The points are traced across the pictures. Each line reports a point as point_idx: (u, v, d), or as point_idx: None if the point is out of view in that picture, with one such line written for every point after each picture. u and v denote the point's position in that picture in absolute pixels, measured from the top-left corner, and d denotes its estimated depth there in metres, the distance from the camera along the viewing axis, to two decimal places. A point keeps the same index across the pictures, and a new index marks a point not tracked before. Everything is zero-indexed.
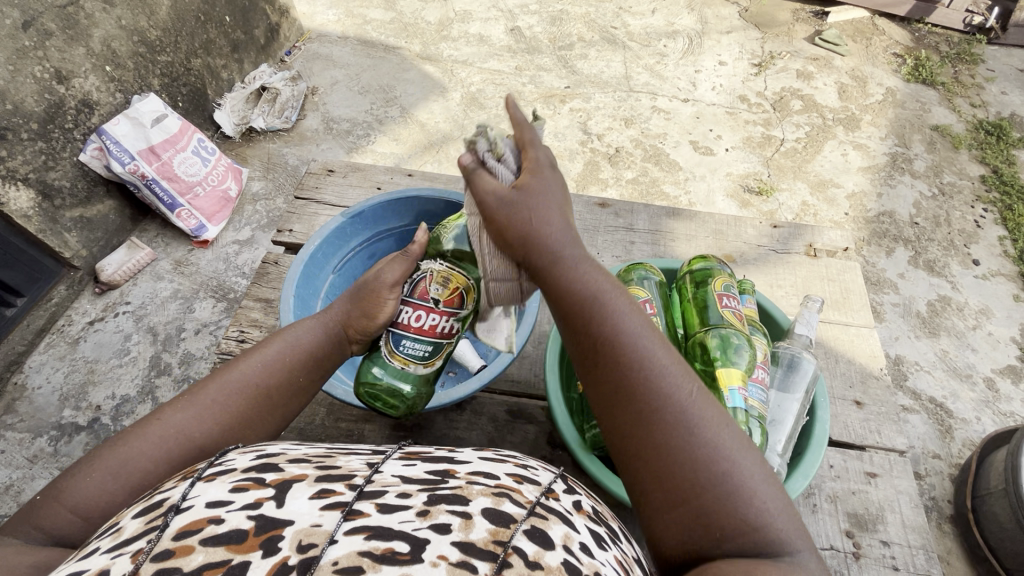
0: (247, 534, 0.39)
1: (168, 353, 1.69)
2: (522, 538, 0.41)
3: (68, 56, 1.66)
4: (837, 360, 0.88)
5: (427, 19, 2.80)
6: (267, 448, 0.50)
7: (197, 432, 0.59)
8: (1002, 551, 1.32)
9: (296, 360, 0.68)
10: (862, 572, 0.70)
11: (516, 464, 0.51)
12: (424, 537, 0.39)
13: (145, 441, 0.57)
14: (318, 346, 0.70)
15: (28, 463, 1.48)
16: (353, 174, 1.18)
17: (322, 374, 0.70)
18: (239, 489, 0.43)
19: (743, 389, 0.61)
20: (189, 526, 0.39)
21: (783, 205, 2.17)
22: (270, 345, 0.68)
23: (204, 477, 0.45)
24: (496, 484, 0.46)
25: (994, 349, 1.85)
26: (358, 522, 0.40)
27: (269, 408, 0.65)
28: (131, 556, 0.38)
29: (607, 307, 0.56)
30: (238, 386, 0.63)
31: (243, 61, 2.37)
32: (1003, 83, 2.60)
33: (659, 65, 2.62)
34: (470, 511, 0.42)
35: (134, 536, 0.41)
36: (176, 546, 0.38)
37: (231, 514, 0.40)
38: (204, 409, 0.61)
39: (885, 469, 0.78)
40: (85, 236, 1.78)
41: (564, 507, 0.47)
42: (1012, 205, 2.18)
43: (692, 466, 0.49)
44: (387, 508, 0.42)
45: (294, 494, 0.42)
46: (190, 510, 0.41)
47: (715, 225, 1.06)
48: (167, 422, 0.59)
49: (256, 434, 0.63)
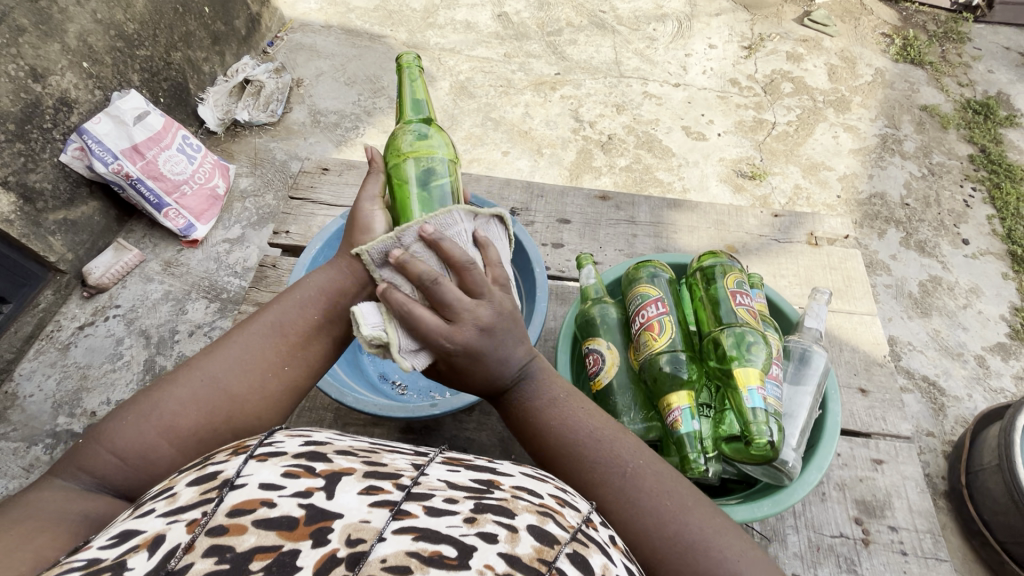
0: (298, 522, 0.39)
1: (162, 356, 1.66)
2: (565, 561, 0.41)
3: (43, 53, 1.60)
4: (841, 349, 0.89)
5: (412, 7, 2.74)
6: (313, 435, 0.49)
7: (224, 375, 0.60)
8: (995, 525, 1.35)
9: (311, 299, 0.66)
10: (872, 557, 0.72)
11: (557, 486, 0.50)
12: (472, 544, 0.39)
13: (175, 386, 0.58)
14: (335, 287, 0.67)
15: (24, 472, 1.46)
16: (348, 172, 1.15)
17: (342, 311, 0.67)
18: (290, 475, 0.42)
19: (761, 388, 0.61)
20: (243, 505, 0.39)
21: (775, 189, 2.18)
22: (288, 294, 0.67)
23: (256, 456, 0.44)
24: (540, 502, 0.46)
25: (984, 327, 1.88)
26: (406, 523, 0.40)
27: (289, 352, 0.64)
28: (186, 525, 0.38)
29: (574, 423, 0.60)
30: (260, 330, 0.63)
31: (225, 54, 2.31)
32: (989, 62, 2.61)
33: (649, 49, 2.59)
34: (516, 524, 0.42)
35: (188, 505, 0.40)
36: (229, 523, 0.38)
37: (283, 500, 0.40)
38: (228, 354, 0.61)
39: (891, 456, 0.79)
40: (71, 239, 1.73)
41: (603, 539, 0.47)
42: (1000, 183, 2.20)
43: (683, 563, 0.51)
44: (435, 511, 0.41)
45: (343, 487, 0.42)
46: (243, 488, 0.40)
47: (716, 216, 1.05)
48: (195, 367, 0.60)
49: (280, 380, 0.62)
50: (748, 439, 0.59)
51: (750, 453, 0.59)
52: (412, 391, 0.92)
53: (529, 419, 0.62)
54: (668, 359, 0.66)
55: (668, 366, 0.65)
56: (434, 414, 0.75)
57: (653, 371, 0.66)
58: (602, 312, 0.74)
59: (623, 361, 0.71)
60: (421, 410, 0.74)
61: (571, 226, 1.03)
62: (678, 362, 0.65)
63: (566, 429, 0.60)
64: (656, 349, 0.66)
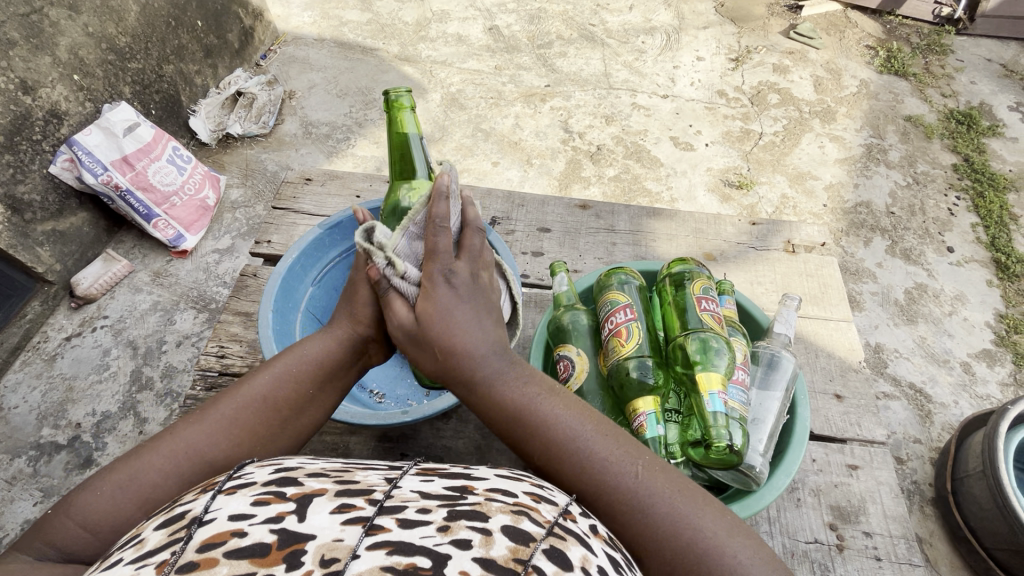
0: (270, 548, 0.39)
1: (149, 367, 1.65)
2: (542, 557, 0.41)
3: (33, 66, 1.62)
4: (817, 355, 0.90)
5: (404, 20, 2.78)
6: (284, 462, 0.50)
7: (206, 449, 0.59)
8: (981, 532, 1.34)
9: (307, 371, 0.66)
10: (846, 563, 0.72)
11: (533, 482, 0.51)
12: (446, 553, 0.39)
13: (155, 458, 0.57)
14: (333, 359, 0.68)
15: (7, 485, 1.45)
16: (331, 182, 1.16)
17: (335, 384, 0.69)
18: (260, 503, 0.43)
19: (723, 392, 0.62)
20: (213, 539, 0.39)
21: (762, 198, 2.20)
22: (281, 360, 0.67)
23: (225, 490, 0.45)
24: (515, 501, 0.46)
25: (970, 333, 1.90)
26: (379, 538, 0.40)
27: (279, 424, 0.64)
28: (155, 567, 0.39)
29: (537, 409, 0.57)
30: (248, 402, 0.63)
31: (217, 67, 2.33)
32: (972, 73, 2.65)
33: (638, 61, 2.63)
34: (490, 527, 0.42)
35: (157, 547, 0.40)
36: (200, 559, 0.38)
37: (253, 528, 0.40)
38: (212, 424, 0.60)
39: (866, 461, 0.79)
40: (59, 250, 1.73)
41: (582, 529, 0.47)
42: (983, 192, 2.23)
43: (659, 544, 0.50)
44: (408, 523, 0.41)
45: (315, 509, 0.42)
46: (213, 523, 0.41)
47: (695, 224, 1.07)
48: (175, 438, 0.59)
49: (266, 451, 0.63)
50: (708, 443, 0.60)
51: (711, 457, 0.60)
52: (390, 399, 0.92)
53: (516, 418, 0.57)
54: (635, 365, 0.66)
55: (636, 372, 0.66)
56: (406, 420, 0.75)
57: (620, 377, 0.66)
58: (573, 318, 0.74)
59: (593, 367, 0.72)
60: (392, 417, 0.74)
61: (551, 235, 1.04)
62: (645, 368, 0.66)
63: (562, 426, 0.56)
64: (623, 354, 0.67)
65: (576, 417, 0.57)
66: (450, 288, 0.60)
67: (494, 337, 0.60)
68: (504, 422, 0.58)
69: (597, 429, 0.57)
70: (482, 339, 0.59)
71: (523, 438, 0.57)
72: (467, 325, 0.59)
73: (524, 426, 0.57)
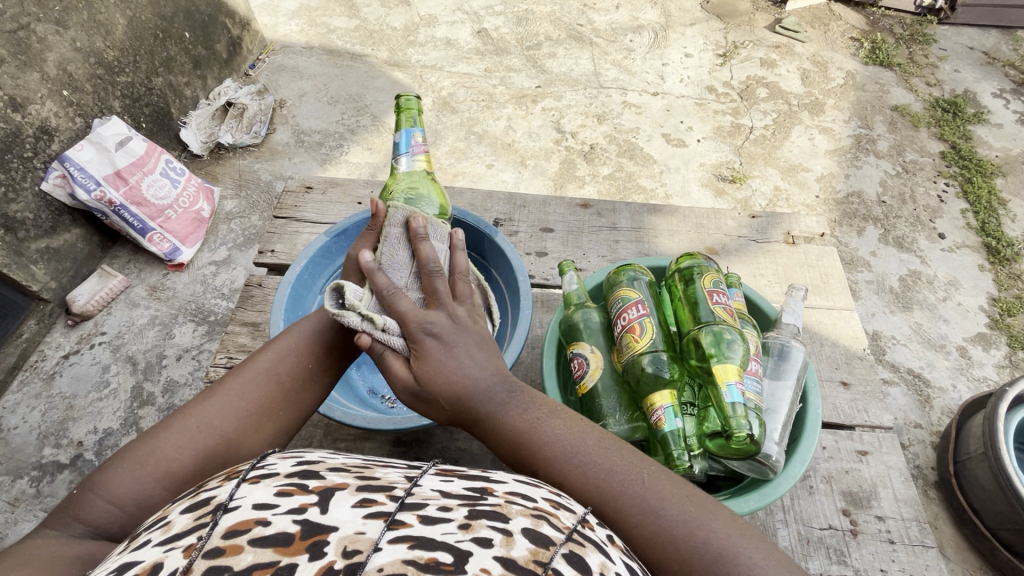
0: (294, 538, 0.39)
1: (150, 382, 1.64)
2: (561, 561, 0.41)
3: (22, 83, 1.60)
4: (822, 343, 0.91)
5: (393, 25, 2.78)
6: (305, 455, 0.50)
7: (220, 421, 0.59)
8: (984, 512, 1.36)
9: (305, 345, 0.66)
10: (861, 548, 0.73)
11: (551, 489, 0.51)
12: (466, 549, 0.40)
13: (169, 432, 0.58)
14: (323, 331, 0.67)
15: (10, 507, 1.43)
16: (332, 190, 1.16)
17: (334, 360, 0.68)
18: (284, 494, 0.43)
19: (740, 383, 0.63)
20: (238, 526, 0.39)
21: (755, 191, 2.22)
22: (282, 336, 0.67)
23: (249, 479, 0.45)
24: (535, 505, 0.46)
25: (964, 318, 1.93)
26: (400, 532, 0.40)
27: (284, 397, 0.64)
28: (183, 550, 0.39)
29: (539, 432, 0.57)
30: (255, 376, 0.63)
31: (207, 78, 2.32)
32: (955, 61, 2.69)
33: (627, 60, 2.64)
34: (510, 528, 0.42)
35: (184, 531, 0.41)
36: (226, 545, 0.38)
37: (278, 518, 0.40)
38: (222, 398, 0.61)
39: (875, 447, 0.81)
40: (54, 267, 1.72)
41: (600, 538, 0.47)
42: (971, 178, 2.27)
43: (673, 552, 0.50)
44: (429, 519, 0.42)
45: (338, 502, 0.42)
46: (238, 510, 0.41)
47: (695, 219, 1.08)
48: (189, 414, 0.59)
49: (273, 424, 0.63)
50: (729, 434, 0.61)
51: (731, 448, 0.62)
52: (401, 404, 0.92)
53: (522, 444, 0.57)
54: (650, 360, 0.68)
55: (651, 367, 0.67)
56: (422, 424, 0.76)
57: (636, 373, 0.68)
58: (585, 316, 0.76)
59: (607, 363, 0.73)
60: (408, 421, 0.75)
61: (554, 235, 1.05)
62: (660, 363, 0.67)
63: (565, 446, 0.56)
64: (638, 350, 0.68)
65: (576, 436, 0.57)
66: (435, 339, 0.59)
67: (489, 370, 0.60)
68: (512, 448, 0.58)
69: (597, 441, 0.57)
70: (478, 375, 0.59)
71: (531, 465, 0.57)
72: (466, 362, 0.59)
73: (529, 454, 0.57)
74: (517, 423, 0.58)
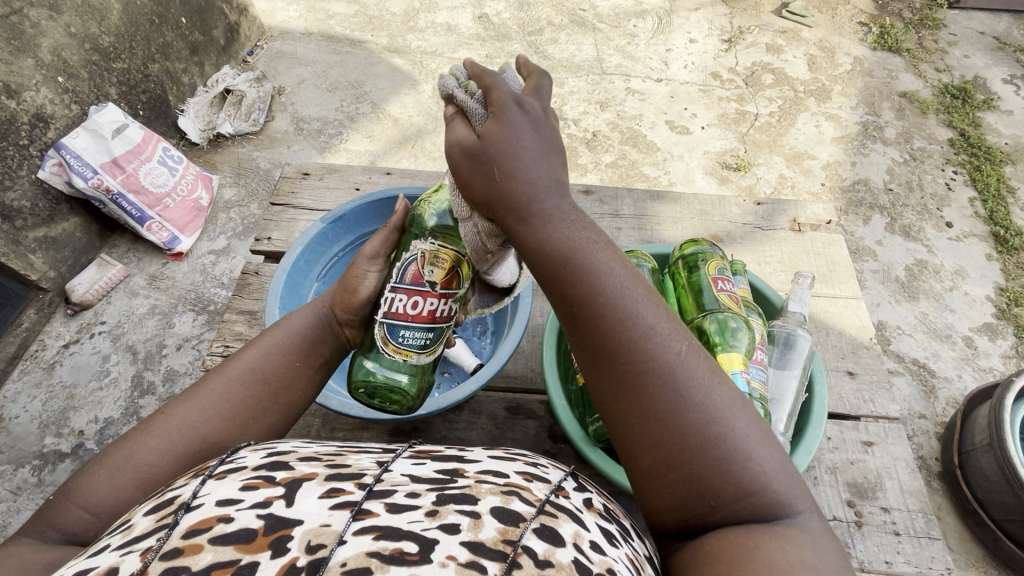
0: (256, 533, 0.38)
1: (150, 371, 1.64)
2: (531, 537, 0.40)
3: (15, 69, 1.58)
4: (828, 333, 0.89)
5: (392, 11, 2.73)
6: (277, 446, 0.49)
7: (202, 424, 0.58)
8: (990, 504, 1.35)
9: (290, 343, 0.65)
10: (865, 539, 0.72)
11: (527, 462, 0.50)
12: (433, 538, 0.38)
13: (150, 435, 0.56)
14: (314, 328, 0.67)
15: (13, 495, 1.43)
16: (330, 176, 1.14)
17: (322, 357, 0.67)
18: (248, 487, 0.41)
19: (745, 372, 0.62)
20: (198, 525, 0.38)
21: (760, 179, 2.19)
22: (269, 335, 0.66)
23: (215, 475, 0.44)
24: (506, 481, 0.45)
25: (971, 308, 1.90)
26: (366, 522, 0.39)
27: (269, 398, 0.62)
28: (140, 554, 0.37)
29: (588, 258, 0.53)
30: (239, 377, 0.61)
31: (204, 65, 2.28)
32: (965, 47, 2.63)
33: (630, 46, 2.60)
34: (479, 509, 0.41)
35: (143, 533, 0.40)
36: (184, 544, 0.37)
37: (241, 513, 0.39)
38: (205, 398, 0.59)
39: (880, 437, 0.79)
40: (52, 256, 1.71)
41: (575, 505, 0.46)
42: (980, 165, 2.23)
43: (681, 433, 0.48)
44: (396, 507, 0.40)
45: (303, 493, 0.41)
46: (200, 508, 0.40)
47: (700, 206, 1.06)
48: (170, 415, 0.58)
49: (259, 425, 0.61)
50: None
51: None
52: None
53: (560, 263, 0.54)
54: None
55: None
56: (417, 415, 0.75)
57: None
58: None
59: None
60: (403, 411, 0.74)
61: None
62: None
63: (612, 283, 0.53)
64: None
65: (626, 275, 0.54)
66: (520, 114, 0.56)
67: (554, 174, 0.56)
68: (553, 256, 0.54)
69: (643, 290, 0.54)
70: (543, 172, 0.55)
71: (567, 282, 0.54)
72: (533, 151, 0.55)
73: (569, 271, 0.53)
74: (568, 237, 0.54)
